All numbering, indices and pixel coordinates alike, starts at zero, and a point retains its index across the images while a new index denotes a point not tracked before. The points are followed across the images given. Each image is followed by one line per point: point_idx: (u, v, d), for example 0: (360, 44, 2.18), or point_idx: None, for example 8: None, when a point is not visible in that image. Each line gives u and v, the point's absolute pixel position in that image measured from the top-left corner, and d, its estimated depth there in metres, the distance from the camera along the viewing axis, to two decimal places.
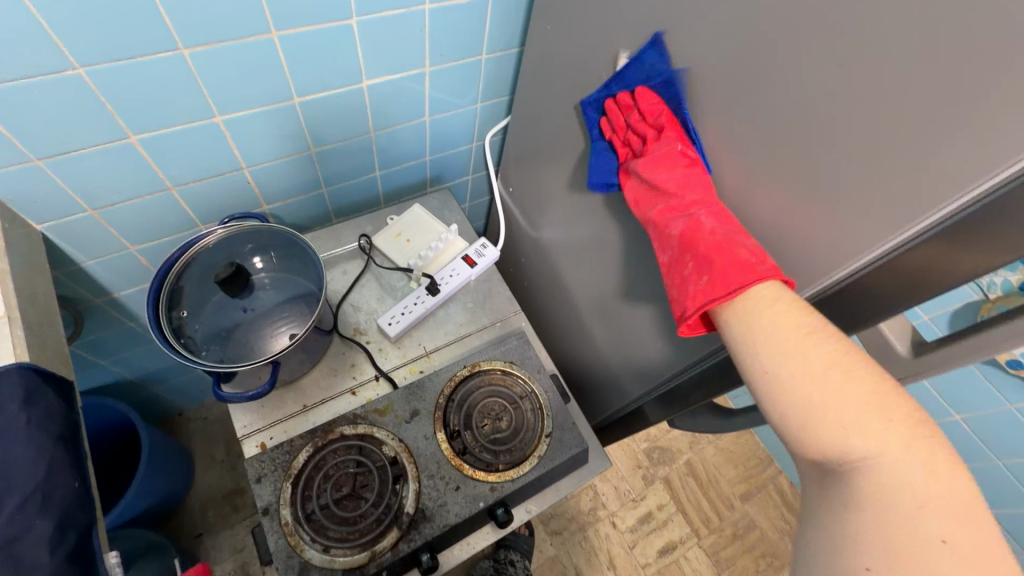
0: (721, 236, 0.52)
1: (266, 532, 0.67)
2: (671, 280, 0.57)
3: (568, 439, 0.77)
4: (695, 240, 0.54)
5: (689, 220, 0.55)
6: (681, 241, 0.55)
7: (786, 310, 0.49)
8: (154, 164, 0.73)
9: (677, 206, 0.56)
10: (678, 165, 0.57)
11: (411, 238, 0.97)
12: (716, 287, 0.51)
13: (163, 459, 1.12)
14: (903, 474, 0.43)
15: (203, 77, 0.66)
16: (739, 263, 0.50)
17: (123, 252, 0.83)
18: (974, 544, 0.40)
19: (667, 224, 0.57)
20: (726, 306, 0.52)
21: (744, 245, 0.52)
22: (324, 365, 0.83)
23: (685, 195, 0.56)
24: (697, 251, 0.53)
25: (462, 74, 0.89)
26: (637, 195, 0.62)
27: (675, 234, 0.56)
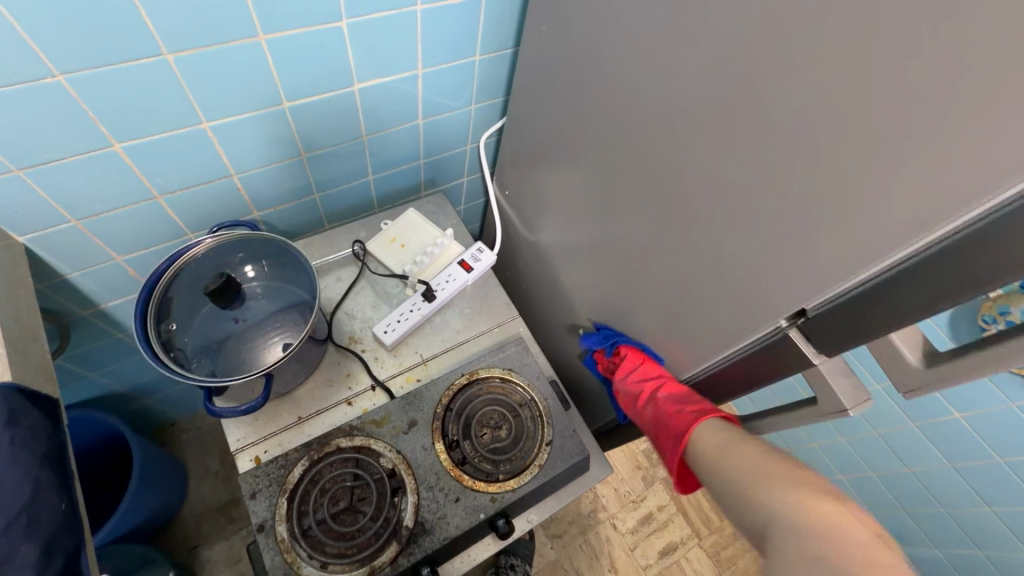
0: (672, 407, 0.71)
1: (261, 549, 0.65)
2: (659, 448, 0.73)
3: (569, 447, 0.76)
4: (661, 415, 0.72)
5: (652, 406, 0.74)
6: (653, 420, 0.73)
7: (714, 438, 0.64)
8: (139, 172, 0.71)
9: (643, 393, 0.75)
10: (637, 364, 0.78)
11: (406, 243, 0.95)
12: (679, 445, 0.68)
13: (155, 472, 1.10)
14: (794, 513, 0.51)
15: (188, 82, 0.64)
16: (690, 420, 0.68)
17: (109, 262, 0.81)
18: (850, 558, 0.45)
19: (640, 412, 0.75)
20: (690, 454, 0.67)
21: (689, 407, 0.70)
22: (319, 376, 0.82)
23: (646, 383, 0.76)
24: (662, 425, 0.71)
25: (455, 75, 0.87)
26: (625, 401, 0.78)
27: (648, 416, 0.74)
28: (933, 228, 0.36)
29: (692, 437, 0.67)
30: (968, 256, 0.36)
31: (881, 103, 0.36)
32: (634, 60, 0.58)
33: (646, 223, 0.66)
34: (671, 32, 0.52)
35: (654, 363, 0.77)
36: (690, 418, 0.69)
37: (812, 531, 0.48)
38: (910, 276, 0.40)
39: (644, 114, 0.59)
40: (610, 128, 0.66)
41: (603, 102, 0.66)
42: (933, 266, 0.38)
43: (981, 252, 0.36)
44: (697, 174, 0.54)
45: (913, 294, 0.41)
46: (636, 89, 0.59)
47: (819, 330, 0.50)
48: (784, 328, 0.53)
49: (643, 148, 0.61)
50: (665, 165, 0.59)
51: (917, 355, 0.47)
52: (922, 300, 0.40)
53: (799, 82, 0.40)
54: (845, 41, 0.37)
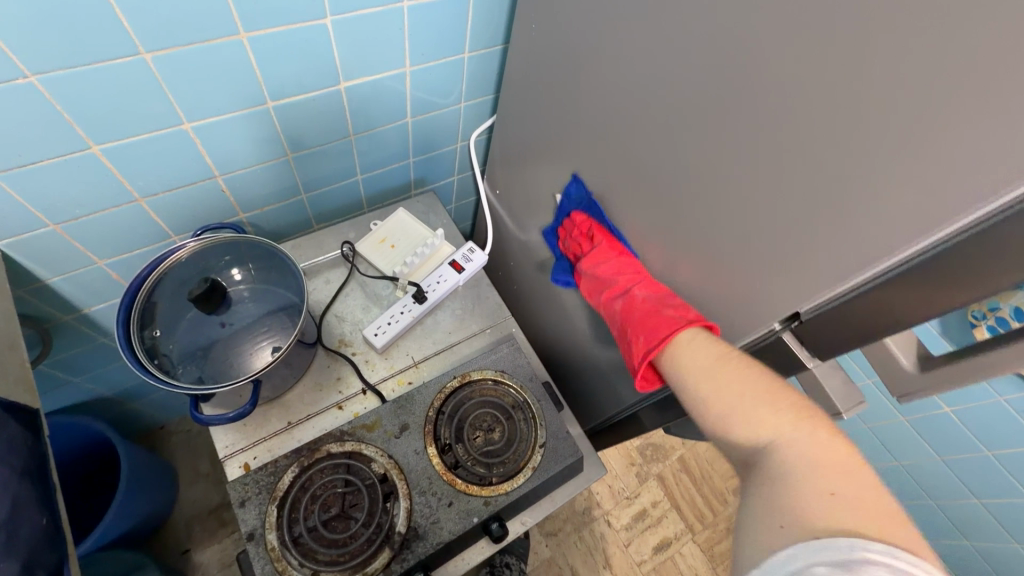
0: (650, 302, 0.62)
1: (251, 558, 0.64)
2: (624, 341, 0.65)
3: (562, 448, 0.76)
4: (634, 307, 0.63)
5: (624, 297, 0.65)
6: (623, 313, 0.64)
7: (704, 344, 0.55)
8: (120, 175, 0.69)
9: (613, 284, 0.66)
10: (611, 254, 0.69)
11: (396, 244, 0.94)
12: (651, 343, 0.58)
13: (144, 477, 1.08)
14: (796, 447, 0.46)
15: (168, 82, 0.63)
16: (668, 319, 0.59)
17: (91, 267, 0.79)
18: (857, 497, 0.42)
19: (608, 300, 0.67)
20: (663, 355, 0.58)
21: (669, 304, 0.61)
22: (309, 380, 0.80)
23: (620, 277, 0.66)
24: (633, 317, 0.62)
25: (444, 73, 0.86)
26: (588, 285, 0.71)
27: (617, 309, 0.66)
28: (930, 234, 0.36)
29: (672, 341, 0.57)
30: (965, 260, 0.36)
31: (876, 107, 0.35)
32: (625, 59, 0.57)
33: (638, 224, 0.65)
34: (663, 31, 0.51)
35: (630, 257, 0.68)
36: (672, 319, 0.58)
37: (823, 469, 0.44)
38: (906, 281, 0.39)
39: (636, 114, 0.58)
40: (601, 127, 0.66)
41: (594, 100, 0.65)
42: (929, 276, 0.38)
43: (979, 257, 0.35)
44: (691, 175, 0.54)
45: (910, 301, 0.40)
46: (627, 88, 0.59)
47: (814, 334, 0.50)
48: (778, 331, 0.53)
49: (635, 148, 0.60)
50: (658, 165, 0.58)
51: (912, 358, 0.46)
52: (917, 305, 0.40)
53: (792, 84, 0.40)
54: (837, 44, 0.36)
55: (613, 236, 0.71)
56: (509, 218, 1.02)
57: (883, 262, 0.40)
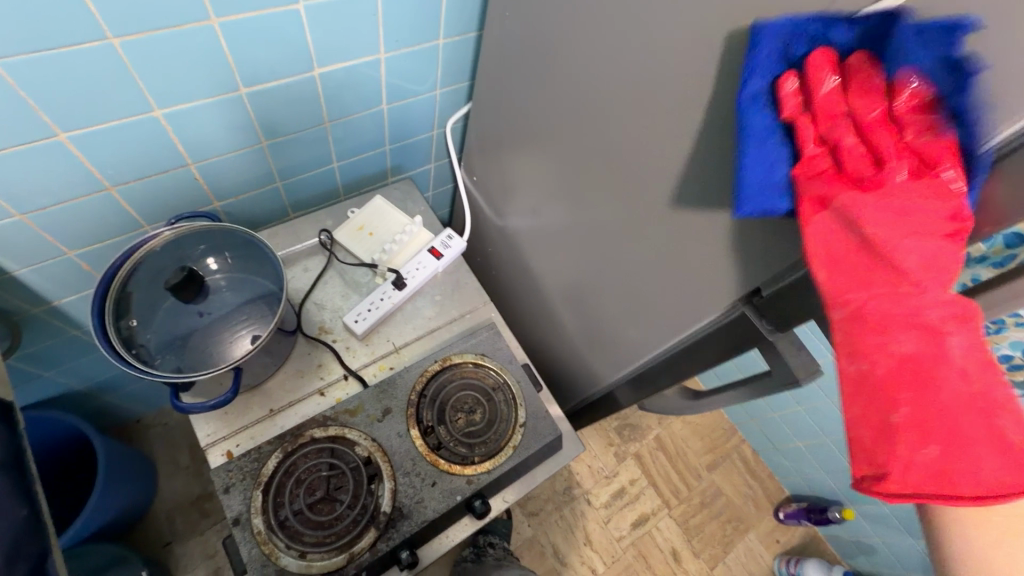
0: (970, 392, 0.37)
1: (238, 543, 0.65)
2: (858, 404, 0.41)
3: (541, 427, 0.78)
4: (937, 378, 0.38)
5: (929, 352, 0.38)
6: (915, 371, 0.38)
7: None
8: (89, 164, 0.68)
9: (901, 307, 0.38)
10: (913, 215, 0.38)
11: (374, 231, 0.94)
12: (964, 473, 0.37)
13: (122, 471, 1.07)
14: None
15: (137, 69, 0.62)
16: (989, 453, 0.37)
17: (61, 258, 0.77)
18: None
19: (884, 340, 0.39)
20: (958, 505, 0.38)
21: (1004, 422, 0.37)
22: (290, 367, 0.81)
23: (916, 280, 0.38)
24: (926, 404, 0.38)
25: (419, 59, 0.86)
26: (824, 251, 0.40)
27: (897, 358, 0.39)
28: None
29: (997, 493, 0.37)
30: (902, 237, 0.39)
31: None
32: (600, 46, 0.59)
33: (612, 208, 0.68)
34: (636, 20, 0.53)
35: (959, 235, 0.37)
36: (1016, 458, 0.37)
37: None
38: None
39: (610, 100, 0.60)
40: (577, 113, 0.67)
41: (570, 87, 0.67)
42: None
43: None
44: (662, 159, 0.56)
45: None
46: (602, 75, 0.60)
47: (773, 308, 0.53)
48: (740, 307, 0.56)
49: (610, 133, 0.62)
50: (631, 150, 0.60)
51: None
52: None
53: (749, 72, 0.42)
54: None
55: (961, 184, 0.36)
56: (486, 205, 1.04)
57: None
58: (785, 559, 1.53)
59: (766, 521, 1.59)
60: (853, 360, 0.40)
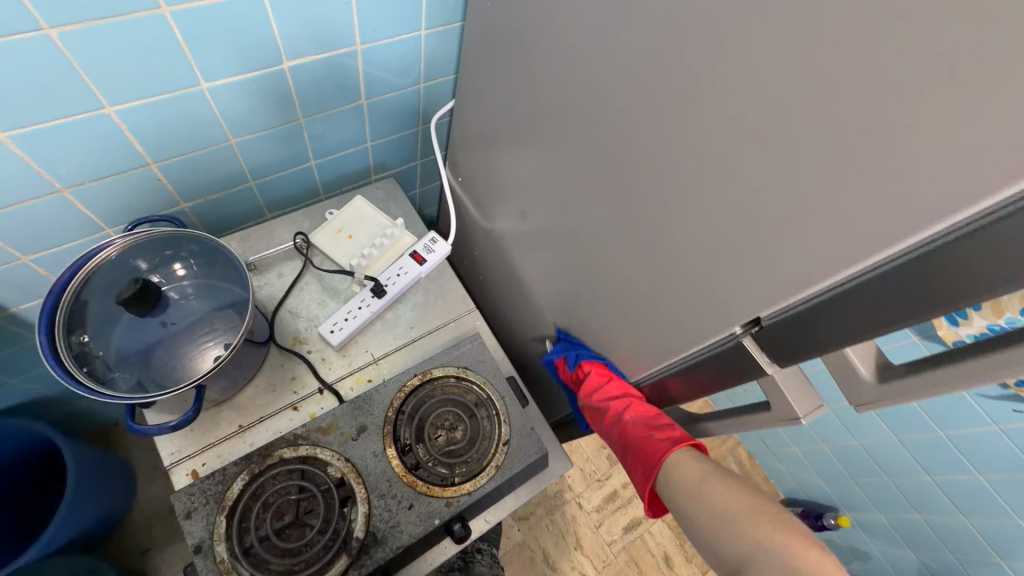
0: (643, 431, 0.72)
1: (199, 571, 0.61)
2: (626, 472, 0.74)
3: (526, 445, 0.74)
4: (631, 437, 0.73)
5: (620, 426, 0.74)
6: (621, 439, 0.74)
7: (680, 460, 0.66)
8: (35, 164, 0.62)
9: (607, 420, 0.76)
10: (597, 378, 0.79)
11: (353, 234, 0.89)
12: (648, 466, 0.68)
13: (96, 479, 1.04)
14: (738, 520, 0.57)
15: (82, 62, 0.56)
16: (653, 451, 0.68)
17: (14, 263, 0.72)
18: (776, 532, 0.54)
19: (608, 436, 0.77)
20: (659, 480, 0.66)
21: (659, 433, 0.71)
22: (261, 380, 0.77)
23: (609, 401, 0.76)
24: (632, 449, 0.72)
25: (400, 51, 0.80)
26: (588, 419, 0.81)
27: (615, 435, 0.75)
28: (903, 241, 0.34)
29: (665, 463, 0.66)
30: (922, 271, 0.34)
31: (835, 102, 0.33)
32: (590, 42, 0.54)
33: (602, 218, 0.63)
34: (629, 14, 0.48)
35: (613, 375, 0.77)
36: (664, 442, 0.68)
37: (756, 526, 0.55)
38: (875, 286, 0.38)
39: (601, 101, 0.55)
40: (567, 114, 0.62)
41: (559, 86, 0.62)
42: (896, 285, 0.37)
43: (935, 270, 0.34)
44: (657, 168, 0.51)
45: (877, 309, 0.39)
46: (592, 76, 0.55)
47: (776, 337, 0.48)
48: (739, 334, 0.52)
49: (601, 138, 0.57)
50: (623, 158, 0.55)
51: (870, 367, 0.45)
52: (881, 316, 0.40)
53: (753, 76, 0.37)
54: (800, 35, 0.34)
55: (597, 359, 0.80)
56: (473, 206, 0.98)
57: (849, 268, 0.38)
58: None
59: None
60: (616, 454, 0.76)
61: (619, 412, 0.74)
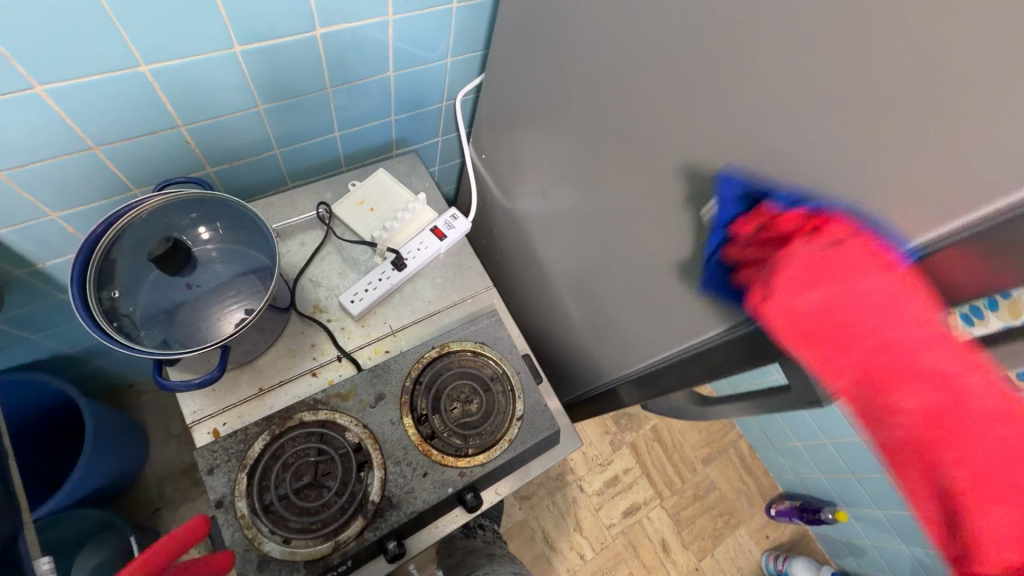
0: (993, 426, 0.36)
1: (220, 525, 0.63)
2: (920, 476, 0.38)
3: (539, 421, 0.76)
4: (955, 422, 0.37)
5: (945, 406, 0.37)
6: (940, 431, 0.37)
7: None
8: (70, 120, 0.63)
9: (894, 362, 0.38)
10: (861, 269, 0.39)
11: (375, 206, 0.89)
12: None
13: (110, 438, 1.06)
14: None
15: (122, 20, 0.57)
16: None
17: (44, 219, 0.73)
18: None
19: (891, 400, 0.39)
20: None
21: None
22: (282, 346, 0.78)
23: (887, 313, 0.39)
24: (963, 455, 0.37)
25: (430, 24, 0.80)
26: (799, 334, 0.42)
27: (920, 424, 0.38)
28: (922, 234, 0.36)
29: None
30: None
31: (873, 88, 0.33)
32: (626, 20, 0.53)
33: (625, 199, 0.63)
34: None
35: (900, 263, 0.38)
36: None
37: None
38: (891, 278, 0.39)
39: (632, 80, 0.55)
40: (595, 93, 0.62)
41: (590, 64, 0.61)
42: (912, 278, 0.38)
43: None
44: (684, 150, 0.51)
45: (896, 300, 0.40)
46: (625, 54, 0.55)
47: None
48: None
49: (629, 118, 0.57)
50: (651, 139, 0.54)
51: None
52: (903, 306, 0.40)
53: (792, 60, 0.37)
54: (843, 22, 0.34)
55: (870, 237, 0.39)
56: (494, 184, 0.98)
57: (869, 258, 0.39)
58: (773, 555, 1.53)
59: (760, 517, 1.59)
60: (871, 428, 0.40)
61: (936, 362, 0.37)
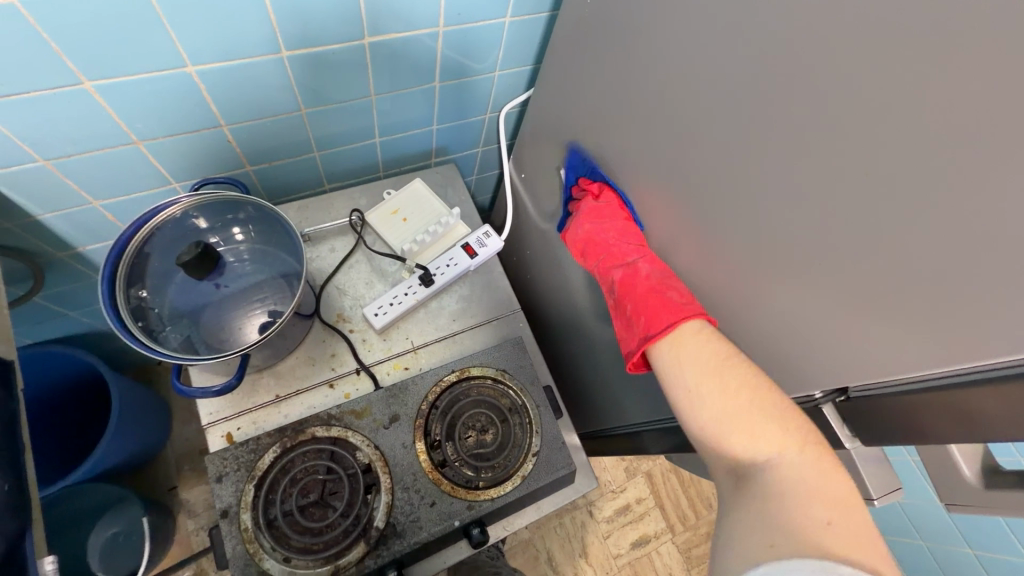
0: (655, 282, 0.58)
1: (224, 535, 0.63)
2: (617, 321, 0.62)
3: (556, 460, 0.72)
4: (631, 279, 0.60)
5: (628, 271, 0.61)
6: (622, 286, 0.61)
7: (702, 356, 0.50)
8: (115, 116, 0.63)
9: (611, 252, 0.64)
10: (614, 214, 0.67)
11: (408, 217, 0.87)
12: (652, 326, 0.54)
13: (136, 415, 1.08)
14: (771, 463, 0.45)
15: (172, 22, 0.56)
16: (660, 301, 0.55)
17: (86, 206, 0.74)
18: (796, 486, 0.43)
19: (610, 257, 0.64)
20: (659, 343, 0.53)
21: (674, 290, 0.56)
22: (302, 353, 0.77)
23: (622, 247, 0.64)
24: (634, 297, 0.58)
25: (479, 37, 0.77)
26: (582, 232, 0.67)
27: (615, 279, 0.63)
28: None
29: (671, 329, 0.52)
30: None
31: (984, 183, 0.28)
32: (686, 59, 0.49)
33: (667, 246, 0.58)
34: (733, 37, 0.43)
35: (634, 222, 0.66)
36: (678, 303, 0.54)
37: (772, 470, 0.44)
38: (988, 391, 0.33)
39: (686, 123, 0.50)
40: (645, 131, 0.58)
41: (641, 99, 0.57)
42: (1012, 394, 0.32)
43: None
44: (740, 207, 0.46)
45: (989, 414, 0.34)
46: (680, 95, 0.51)
47: (864, 414, 0.44)
48: (818, 400, 0.47)
49: (681, 162, 0.53)
50: (703, 190, 0.50)
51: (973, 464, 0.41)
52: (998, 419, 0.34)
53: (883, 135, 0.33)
54: None
55: (618, 192, 0.68)
56: (532, 204, 0.95)
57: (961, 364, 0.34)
58: None
59: None
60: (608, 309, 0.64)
61: (635, 260, 0.62)
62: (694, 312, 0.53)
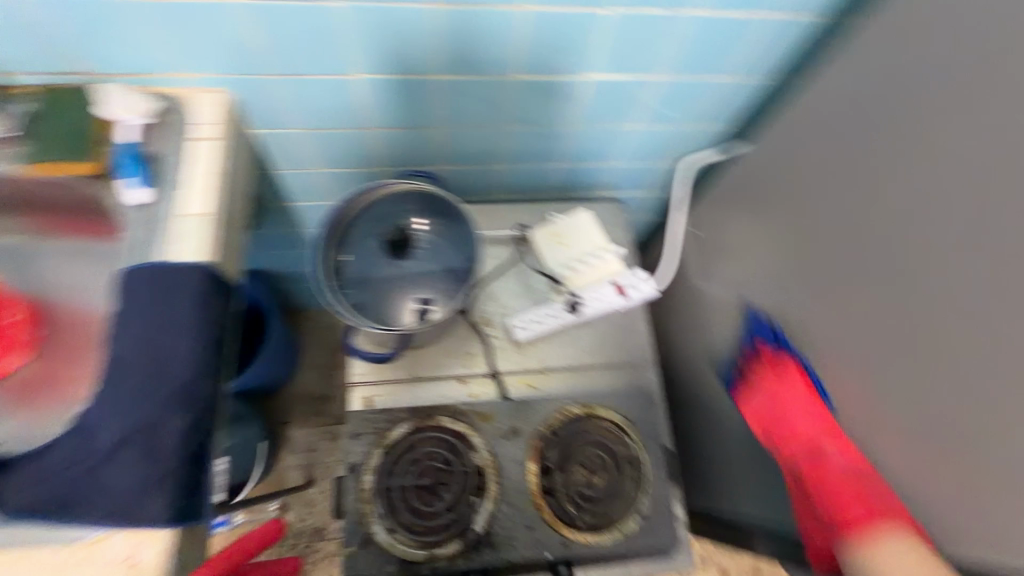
0: (846, 478, 0.64)
1: (345, 488, 0.68)
2: (804, 503, 0.69)
3: (659, 530, 0.71)
4: (821, 475, 0.66)
5: (815, 460, 0.67)
6: (806, 473, 0.68)
7: (896, 552, 0.55)
8: (367, 104, 0.73)
9: (799, 441, 0.70)
10: (798, 394, 0.72)
11: (567, 242, 0.88)
12: (846, 527, 0.62)
13: (280, 351, 1.23)
14: None
15: (444, 38, 0.64)
16: (859, 508, 0.61)
17: (312, 170, 0.86)
18: None
19: (796, 446, 0.70)
20: (850, 547, 0.61)
21: (871, 488, 0.61)
22: (445, 344, 0.82)
23: (807, 429, 0.70)
24: (825, 493, 0.65)
25: (692, 91, 0.78)
26: (757, 413, 0.76)
27: (803, 467, 0.69)
28: None
29: (866, 537, 0.59)
30: None
31: None
32: None
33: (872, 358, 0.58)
34: None
35: (822, 406, 0.69)
36: (874, 509, 0.60)
37: None
38: None
39: None
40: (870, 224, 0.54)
41: None
42: None
43: None
44: None
45: None
46: None
47: None
48: None
49: None
50: None
51: None
52: None
53: None
54: None
55: (804, 378, 0.72)
56: (692, 259, 0.93)
57: None
58: None
59: None
60: (785, 476, 0.71)
61: (824, 448, 0.67)
62: (893, 522, 0.58)
